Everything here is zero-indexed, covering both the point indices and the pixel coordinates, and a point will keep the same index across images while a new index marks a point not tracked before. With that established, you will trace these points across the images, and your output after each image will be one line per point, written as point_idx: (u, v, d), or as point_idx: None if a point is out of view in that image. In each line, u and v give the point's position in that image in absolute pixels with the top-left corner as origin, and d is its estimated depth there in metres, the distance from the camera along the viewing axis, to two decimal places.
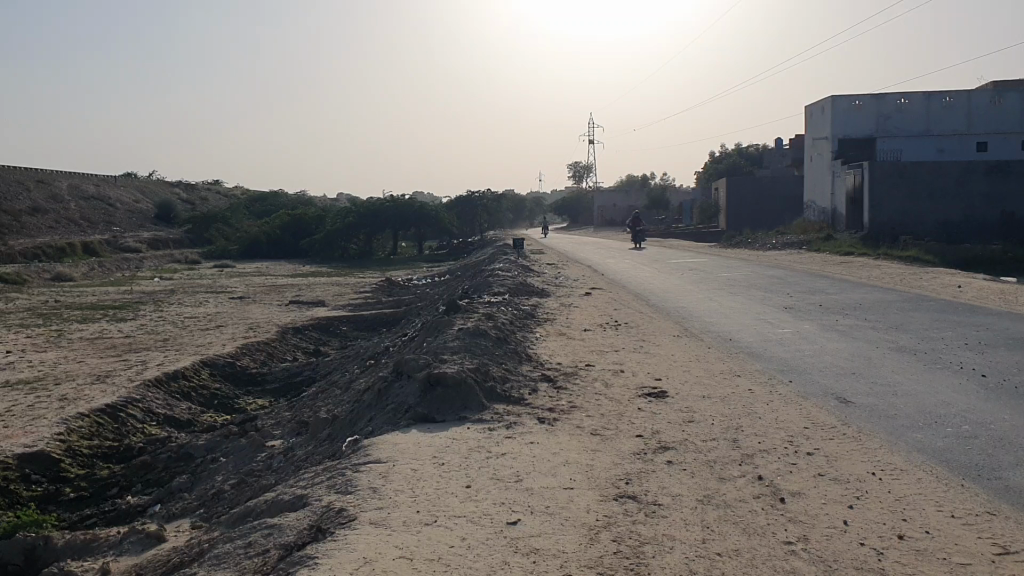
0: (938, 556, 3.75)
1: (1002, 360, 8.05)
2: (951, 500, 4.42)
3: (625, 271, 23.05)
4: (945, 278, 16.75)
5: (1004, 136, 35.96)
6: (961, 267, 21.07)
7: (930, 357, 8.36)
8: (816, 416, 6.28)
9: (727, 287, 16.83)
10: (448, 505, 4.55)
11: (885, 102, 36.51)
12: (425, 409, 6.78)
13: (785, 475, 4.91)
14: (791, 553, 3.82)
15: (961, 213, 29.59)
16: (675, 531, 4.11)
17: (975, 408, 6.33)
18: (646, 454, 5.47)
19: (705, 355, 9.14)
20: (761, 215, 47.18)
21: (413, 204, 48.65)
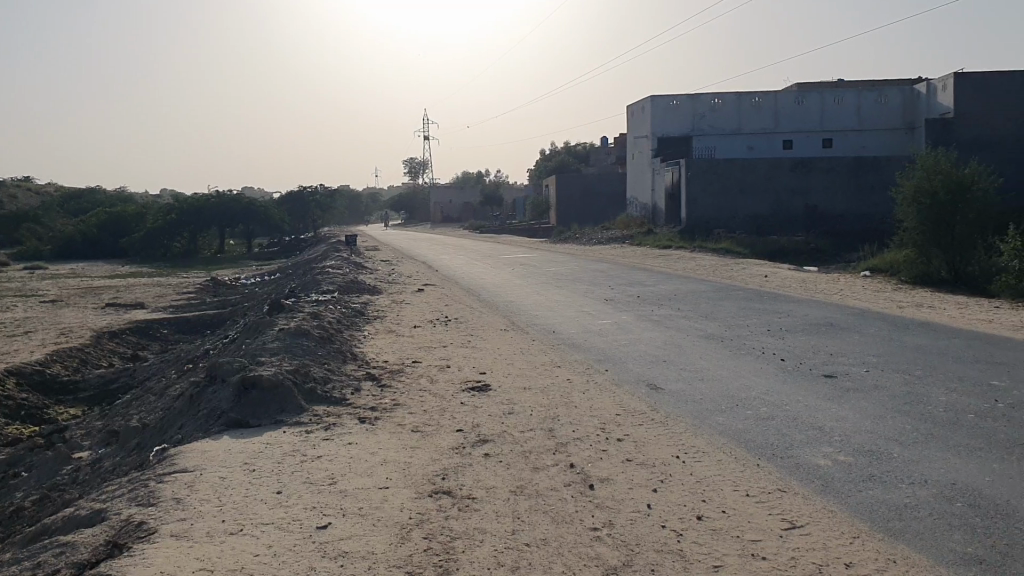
0: (732, 534, 3.93)
1: (798, 344, 8.59)
2: (747, 479, 4.65)
3: (457, 267, 23.13)
4: (754, 269, 17.75)
5: (806, 134, 38.14)
6: (767, 256, 22.56)
7: (737, 343, 8.79)
8: (628, 403, 6.49)
9: (555, 281, 17.27)
10: (257, 512, 4.40)
11: (700, 102, 38.33)
12: (239, 414, 6.52)
13: (594, 463, 5.04)
14: (596, 539, 3.92)
15: (769, 206, 31.31)
16: (486, 524, 4.13)
17: (773, 389, 6.72)
18: (464, 448, 5.50)
19: (529, 347, 9.25)
20: (589, 210, 48.46)
21: (241, 201, 47.22)
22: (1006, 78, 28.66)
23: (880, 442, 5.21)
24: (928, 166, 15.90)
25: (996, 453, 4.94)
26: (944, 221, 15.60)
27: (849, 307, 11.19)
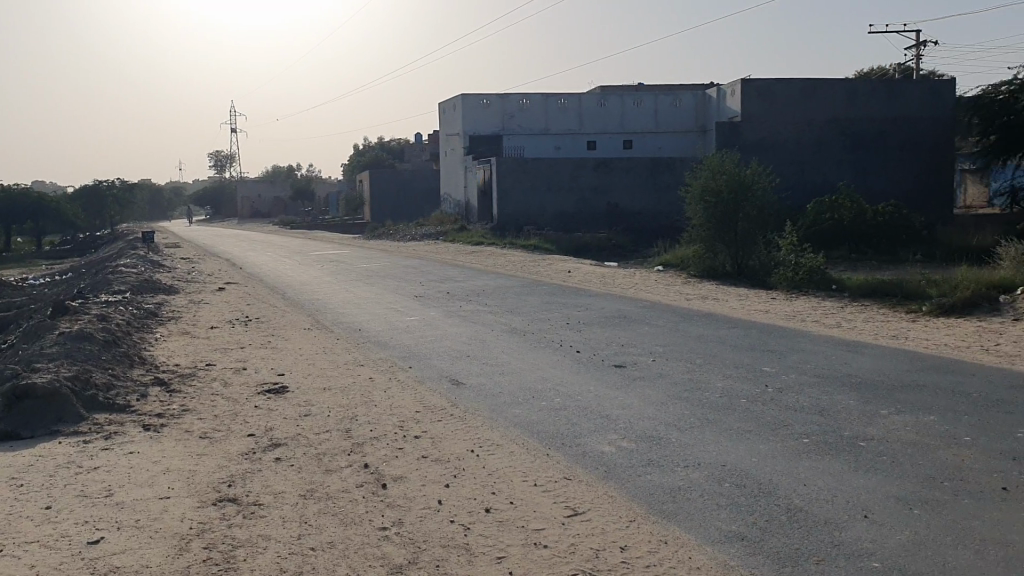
0: (517, 525, 4.02)
1: (596, 336, 8.89)
2: (535, 469, 4.77)
3: (262, 264, 22.48)
4: (558, 264, 18.25)
5: (608, 135, 39.47)
6: (573, 252, 23.26)
7: (538, 337, 9.01)
8: (427, 399, 6.52)
9: (364, 278, 17.11)
10: (20, 531, 4.10)
11: (509, 102, 39.09)
12: (7, 426, 6.06)
13: (388, 461, 5.03)
14: (384, 538, 3.91)
15: (575, 204, 32.26)
16: (271, 530, 4.04)
17: (568, 380, 6.93)
18: (255, 453, 5.35)
19: (331, 346, 9.12)
20: (402, 206, 48.31)
21: (27, 196, 43.98)
22: (788, 85, 30.81)
23: (661, 428, 5.47)
24: (714, 166, 16.85)
25: (764, 434, 5.31)
26: (729, 218, 16.61)
27: (644, 301, 11.70)
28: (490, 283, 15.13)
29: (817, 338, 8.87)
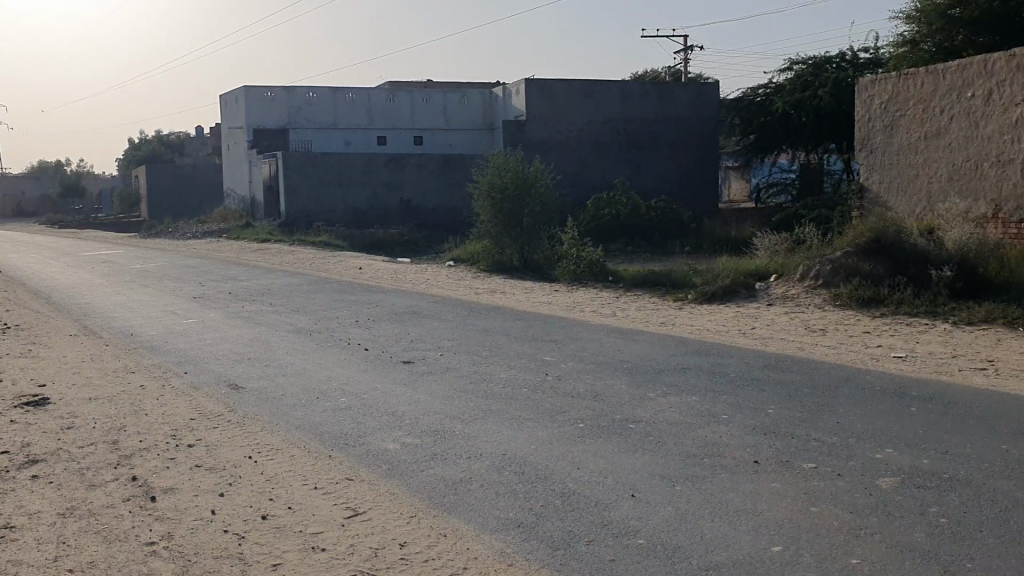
0: (294, 530, 3.93)
1: (383, 333, 8.85)
2: (315, 472, 4.68)
3: (24, 267, 20.78)
4: (348, 261, 18.02)
5: (398, 130, 39.37)
6: (365, 249, 23.05)
7: (323, 336, 8.85)
8: (204, 405, 6.25)
9: (140, 279, 16.18)
10: None
11: (295, 95, 38.17)
12: None
13: (159, 472, 4.78)
14: (151, 554, 3.72)
15: (367, 200, 31.97)
16: (23, 554, 3.74)
17: (354, 379, 6.86)
18: (7, 472, 4.94)
19: (99, 353, 8.56)
20: (184, 202, 46.14)
21: None
22: (573, 85, 31.91)
23: (445, 422, 5.52)
24: (499, 163, 17.22)
25: (542, 421, 5.48)
26: (514, 213, 17.09)
27: (432, 296, 11.77)
28: (275, 281, 14.72)
29: (596, 327, 9.25)
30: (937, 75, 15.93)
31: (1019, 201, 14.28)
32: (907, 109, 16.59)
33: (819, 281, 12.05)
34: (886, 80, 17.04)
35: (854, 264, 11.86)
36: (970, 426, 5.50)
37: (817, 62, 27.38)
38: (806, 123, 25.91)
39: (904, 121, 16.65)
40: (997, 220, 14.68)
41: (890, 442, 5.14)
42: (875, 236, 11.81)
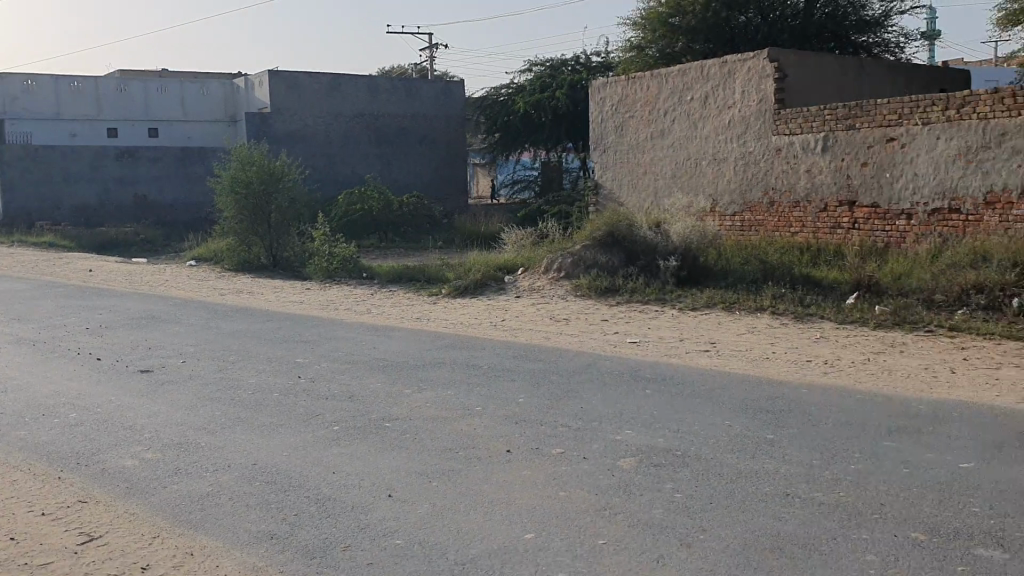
0: (18, 563, 3.59)
1: (118, 341, 8.26)
2: (42, 497, 4.30)
3: None
4: (77, 263, 16.67)
5: (131, 123, 36.92)
6: (96, 249, 21.44)
7: (48, 346, 8.13)
8: None
9: None
10: None
11: (10, 83, 34.79)
12: None
13: None
14: None
15: (98, 196, 29.76)
16: None
17: (85, 392, 6.35)
18: None
19: None
20: None
21: None
22: None
23: (189, 433, 5.24)
24: (243, 157, 16.59)
25: (294, 426, 5.34)
26: (261, 209, 16.56)
27: (172, 298, 11.15)
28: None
29: (348, 325, 9.14)
30: (660, 78, 17.18)
31: (733, 195, 15.75)
32: (636, 110, 17.77)
33: (561, 273, 12.61)
34: (618, 83, 18.16)
35: (591, 257, 12.58)
36: (698, 404, 5.96)
37: (553, 64, 28.82)
38: (546, 122, 26.95)
39: (634, 121, 17.83)
40: (714, 212, 16.16)
41: (629, 423, 5.46)
42: (610, 228, 12.52)
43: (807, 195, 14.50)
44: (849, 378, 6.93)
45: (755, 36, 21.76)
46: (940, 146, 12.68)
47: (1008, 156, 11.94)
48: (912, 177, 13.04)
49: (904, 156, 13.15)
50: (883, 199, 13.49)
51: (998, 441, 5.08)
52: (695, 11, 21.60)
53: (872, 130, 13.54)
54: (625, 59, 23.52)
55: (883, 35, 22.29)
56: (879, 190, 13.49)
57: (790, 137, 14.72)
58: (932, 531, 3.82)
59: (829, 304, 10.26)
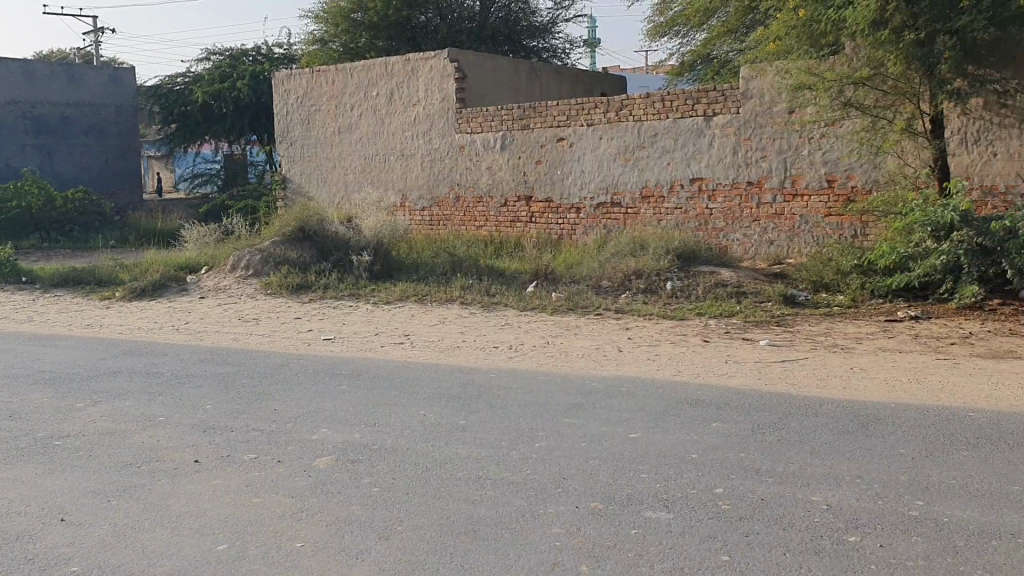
0: None
1: None
2: None
3: None
4: None
5: None
6: None
7: None
8: None
9: None
10: None
11: None
12: None
13: None
14: None
15: None
16: None
17: None
18: None
19: None
20: None
21: None
22: None
23: None
24: None
25: None
26: None
27: None
28: None
29: (8, 337, 8.23)
30: (345, 74, 17.17)
31: (420, 191, 16.26)
32: (322, 104, 17.64)
33: (249, 271, 12.14)
34: (302, 76, 17.91)
35: (281, 252, 12.31)
36: (392, 397, 6.03)
37: (233, 54, 27.91)
38: (226, 114, 25.80)
39: (320, 116, 17.69)
40: (405, 207, 16.56)
41: (323, 423, 5.40)
42: (300, 224, 12.45)
43: (488, 191, 15.35)
44: (531, 362, 7.33)
45: (435, 35, 22.43)
46: (603, 145, 14.01)
47: (659, 155, 13.47)
48: (580, 173, 14.29)
49: (572, 155, 14.35)
50: (556, 194, 14.64)
51: (660, 409, 5.66)
52: (377, 8, 21.60)
53: (544, 130, 14.61)
54: (308, 51, 23.25)
55: (551, 41, 23.91)
56: (552, 185, 14.63)
57: (471, 134, 15.43)
58: (608, 499, 4.13)
59: (516, 292, 10.91)
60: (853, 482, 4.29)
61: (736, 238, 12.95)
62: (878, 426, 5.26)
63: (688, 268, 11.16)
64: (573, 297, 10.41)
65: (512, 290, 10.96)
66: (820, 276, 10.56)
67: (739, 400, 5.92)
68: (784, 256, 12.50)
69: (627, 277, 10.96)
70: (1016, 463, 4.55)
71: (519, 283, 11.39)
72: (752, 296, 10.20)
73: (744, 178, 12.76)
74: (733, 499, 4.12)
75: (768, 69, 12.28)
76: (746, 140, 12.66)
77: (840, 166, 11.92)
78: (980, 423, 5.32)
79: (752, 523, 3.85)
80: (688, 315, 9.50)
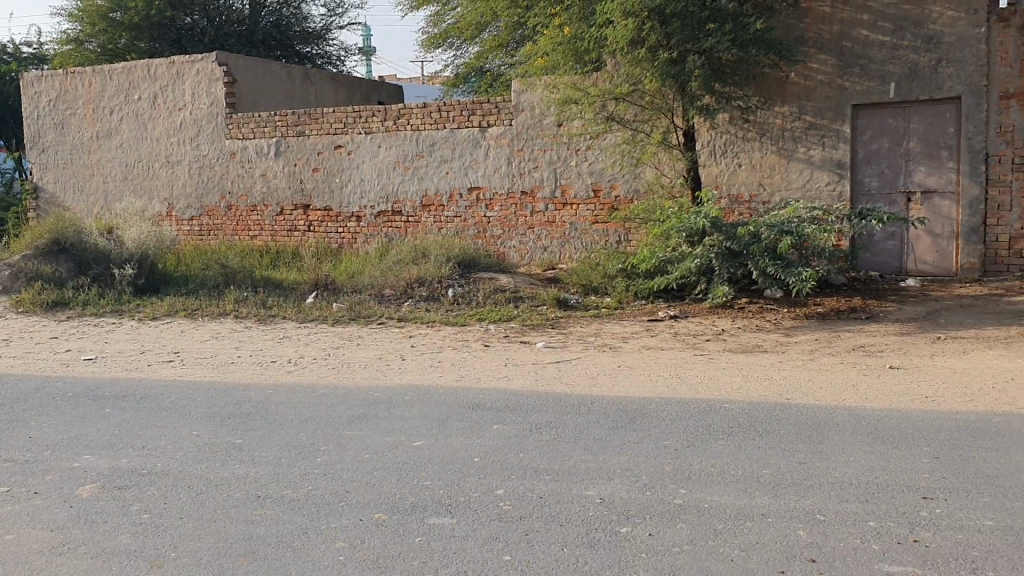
0: None
1: None
2: None
3: None
4: None
5: None
6: None
7: None
8: None
9: None
10: None
11: None
12: None
13: None
14: None
15: None
16: None
17: None
18: None
19: None
20: None
21: None
22: None
23: None
24: None
25: None
26: None
27: None
28: None
29: None
30: (105, 75, 16.17)
31: (189, 199, 15.65)
32: (79, 107, 16.52)
33: None
34: (55, 77, 16.67)
35: (33, 267, 11.38)
36: (161, 418, 5.72)
37: None
38: None
39: (77, 120, 16.55)
40: (172, 217, 15.89)
41: (83, 449, 5.04)
42: (55, 236, 11.55)
43: (264, 199, 15.03)
44: (308, 374, 7.20)
45: (202, 38, 21.58)
46: (381, 154, 14.01)
47: (436, 164, 13.61)
48: (358, 182, 14.24)
49: (350, 162, 14.28)
50: (335, 203, 14.53)
51: (441, 417, 5.69)
52: (137, 7, 20.55)
53: (321, 137, 14.46)
54: (61, 52, 21.72)
55: (325, 47, 23.64)
56: (330, 194, 14.50)
57: (243, 140, 15.07)
58: (391, 509, 4.13)
59: (294, 300, 10.80)
60: (623, 475, 4.52)
61: (512, 245, 13.29)
62: (644, 421, 5.56)
63: (468, 275, 11.34)
64: (350, 304, 10.42)
65: (290, 299, 10.83)
66: (590, 280, 11.10)
67: (516, 402, 6.09)
68: (557, 261, 12.97)
69: (407, 285, 10.99)
70: (766, 448, 4.96)
71: (296, 292, 11.22)
72: (528, 300, 10.50)
73: (519, 187, 13.15)
74: (514, 499, 4.22)
75: (538, 83, 12.76)
76: (519, 150, 13.06)
77: (605, 177, 12.61)
78: (733, 413, 5.75)
79: (531, 522, 3.96)
80: (465, 320, 9.72)
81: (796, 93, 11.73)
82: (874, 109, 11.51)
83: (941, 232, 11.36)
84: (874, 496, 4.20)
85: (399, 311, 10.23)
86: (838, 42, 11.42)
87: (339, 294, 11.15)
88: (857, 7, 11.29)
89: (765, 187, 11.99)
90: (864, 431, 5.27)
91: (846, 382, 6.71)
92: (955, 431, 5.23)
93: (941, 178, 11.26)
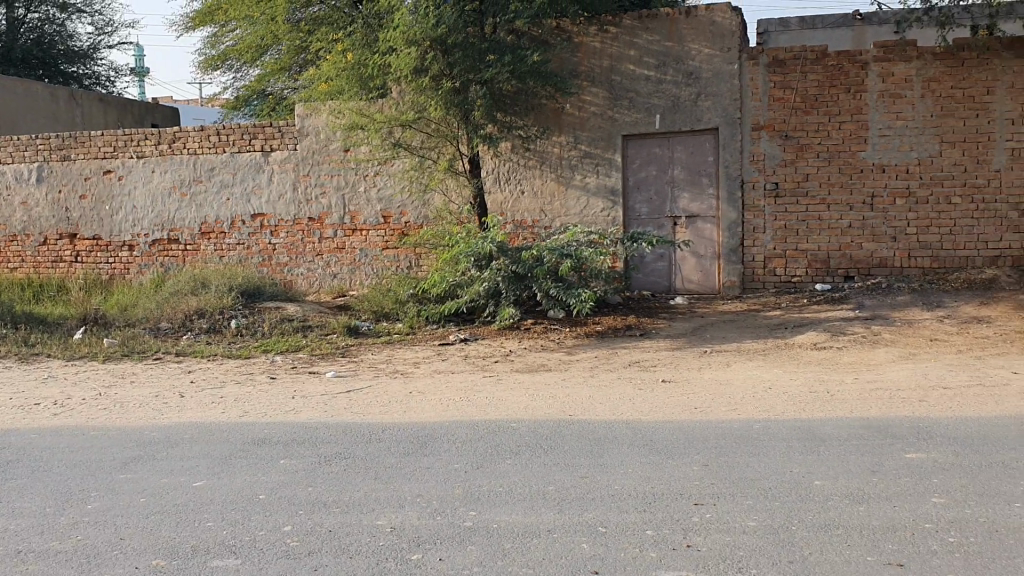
0: None
1: None
2: None
3: None
4: None
5: None
6: None
7: None
8: None
9: None
10: None
11: None
12: None
13: None
14: None
15: None
16: None
17: None
18: None
19: None
20: None
21: None
22: None
23: None
24: None
25: None
26: None
27: None
28: None
29: None
30: None
31: None
32: None
33: None
34: None
35: None
36: None
37: None
38: None
39: None
40: None
41: None
42: None
43: (25, 228, 14.09)
44: (74, 416, 6.74)
45: None
46: (155, 179, 13.40)
47: (216, 190, 13.16)
48: (132, 209, 13.53)
49: (122, 188, 13.57)
50: (104, 232, 13.71)
51: (221, 455, 5.45)
52: None
53: (89, 161, 13.70)
54: None
55: (94, 67, 22.35)
56: (100, 222, 13.69)
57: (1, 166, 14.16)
58: (170, 555, 3.92)
59: (60, 337, 10.09)
60: (413, 502, 4.52)
61: (300, 272, 13.00)
62: (433, 446, 5.57)
63: (253, 305, 11.00)
64: (121, 339, 9.91)
65: (55, 336, 10.04)
66: (381, 306, 11.06)
67: (300, 435, 5.94)
68: (347, 288, 12.78)
69: (189, 316, 10.52)
70: (549, 466, 5.10)
71: (63, 328, 10.51)
72: (317, 328, 10.33)
73: (306, 214, 12.92)
74: (302, 534, 4.12)
75: (322, 108, 12.64)
76: (305, 176, 12.85)
77: (394, 203, 12.62)
78: (517, 433, 5.87)
79: (320, 557, 3.87)
80: (247, 351, 9.43)
81: (571, 123, 12.28)
82: (642, 139, 12.19)
83: (704, 253, 12.12)
84: (650, 506, 4.40)
85: (176, 344, 9.82)
86: (608, 75, 12.08)
87: (111, 327, 10.55)
88: (625, 43, 11.99)
89: (546, 214, 12.44)
90: (640, 443, 5.54)
91: (623, 397, 7.03)
92: (719, 441, 5.57)
93: (703, 203, 12.04)
